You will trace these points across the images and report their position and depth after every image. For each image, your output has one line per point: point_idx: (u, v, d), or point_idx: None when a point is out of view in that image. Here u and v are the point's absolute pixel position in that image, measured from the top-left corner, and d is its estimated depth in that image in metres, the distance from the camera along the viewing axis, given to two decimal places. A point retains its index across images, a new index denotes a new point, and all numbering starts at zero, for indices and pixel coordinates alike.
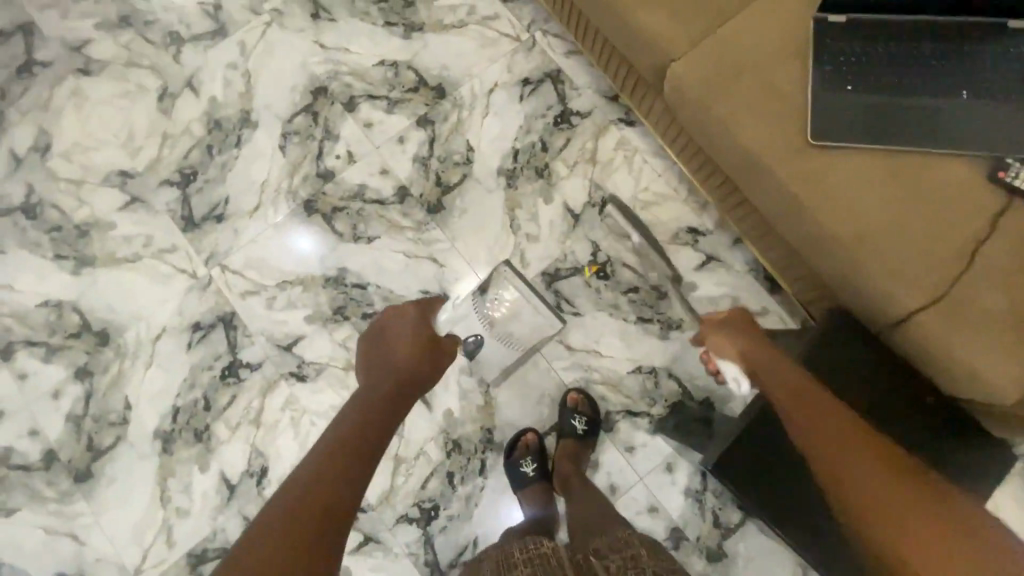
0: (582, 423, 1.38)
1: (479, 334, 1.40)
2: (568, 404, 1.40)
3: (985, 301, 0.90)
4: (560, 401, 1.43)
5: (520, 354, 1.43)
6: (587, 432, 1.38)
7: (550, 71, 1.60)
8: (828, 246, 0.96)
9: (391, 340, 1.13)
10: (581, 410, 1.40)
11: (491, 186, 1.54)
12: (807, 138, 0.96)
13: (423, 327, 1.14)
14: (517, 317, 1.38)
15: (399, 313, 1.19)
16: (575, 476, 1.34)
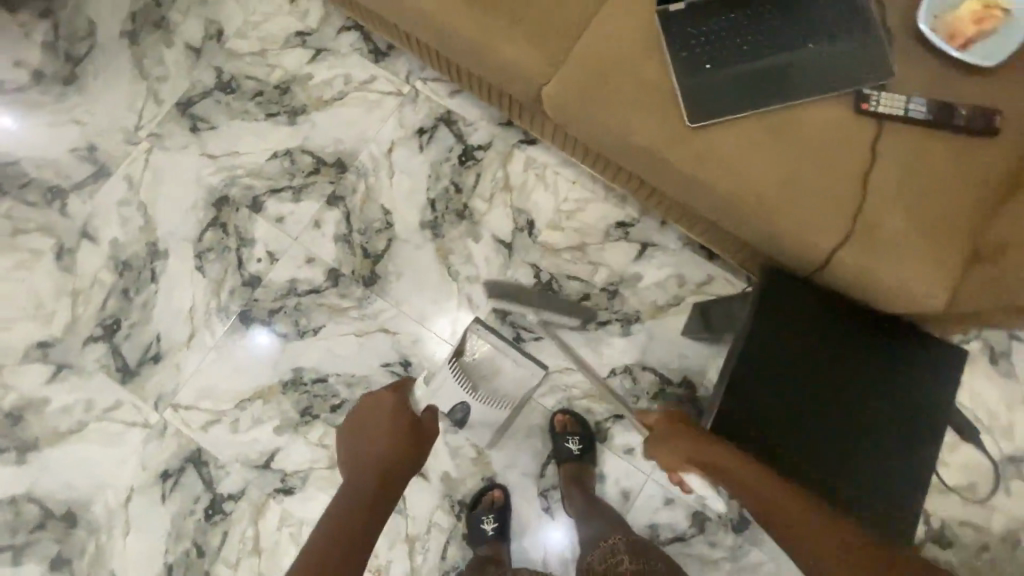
0: (576, 444, 1.37)
1: (465, 401, 1.36)
2: (557, 428, 1.39)
3: (891, 222, 0.94)
4: (549, 428, 1.42)
5: (509, 414, 1.38)
6: (583, 451, 1.37)
7: (440, 114, 1.61)
8: (737, 213, 1.00)
9: (375, 426, 1.12)
10: (571, 431, 1.39)
11: (418, 242, 1.54)
12: (686, 121, 1.00)
13: (400, 411, 1.12)
14: (497, 373, 1.37)
15: (376, 399, 1.17)
16: (581, 499, 1.33)
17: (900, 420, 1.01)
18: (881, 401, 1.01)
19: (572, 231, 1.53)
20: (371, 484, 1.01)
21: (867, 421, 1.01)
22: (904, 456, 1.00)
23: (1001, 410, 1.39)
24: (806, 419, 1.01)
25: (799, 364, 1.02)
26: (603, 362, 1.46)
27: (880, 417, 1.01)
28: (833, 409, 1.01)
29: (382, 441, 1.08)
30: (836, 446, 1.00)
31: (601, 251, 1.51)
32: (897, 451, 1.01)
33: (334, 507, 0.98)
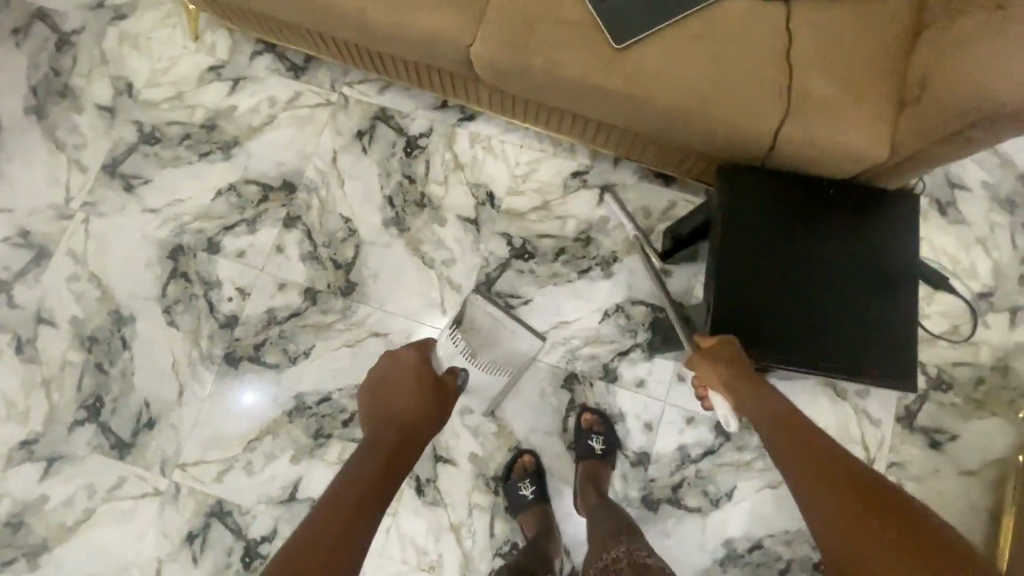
0: (599, 442, 1.38)
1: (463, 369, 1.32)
2: (582, 425, 1.40)
3: (820, 90, 1.00)
4: (573, 424, 1.43)
5: (508, 380, 1.38)
6: (606, 451, 1.37)
7: (375, 114, 1.62)
8: (682, 119, 1.04)
9: (396, 379, 1.06)
10: (596, 429, 1.39)
11: (385, 240, 1.53)
12: (612, 46, 1.03)
13: (428, 367, 1.08)
14: (498, 343, 1.34)
15: (399, 353, 1.11)
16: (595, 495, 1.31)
17: (880, 273, 1.04)
18: (857, 261, 1.04)
19: (531, 192, 1.56)
20: (393, 441, 0.97)
21: (848, 282, 1.03)
22: (891, 306, 1.02)
23: (953, 254, 1.51)
24: (794, 295, 1.02)
25: (775, 244, 1.04)
26: (594, 307, 1.48)
27: (861, 276, 1.03)
28: (815, 278, 1.03)
29: (407, 396, 1.04)
30: (828, 313, 1.02)
31: (564, 205, 1.55)
32: (885, 304, 1.03)
33: (351, 461, 0.95)
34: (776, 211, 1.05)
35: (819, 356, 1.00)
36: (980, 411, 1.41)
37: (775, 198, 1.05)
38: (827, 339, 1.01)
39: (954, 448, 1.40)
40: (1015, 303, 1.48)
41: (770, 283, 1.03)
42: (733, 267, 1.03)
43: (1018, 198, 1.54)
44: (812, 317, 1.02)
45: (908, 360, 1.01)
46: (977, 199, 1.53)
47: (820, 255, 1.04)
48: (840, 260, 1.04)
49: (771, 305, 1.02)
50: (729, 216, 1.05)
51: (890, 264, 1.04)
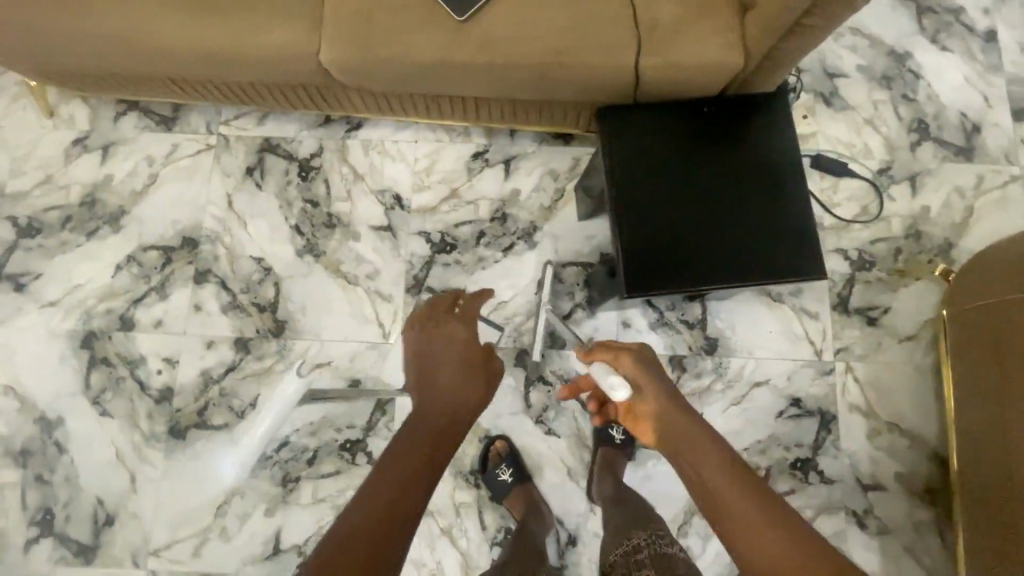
0: (620, 433, 1.36)
1: None
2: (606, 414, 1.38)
3: (666, 14, 1.00)
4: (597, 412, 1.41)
5: None
6: (625, 442, 1.36)
7: (260, 146, 1.56)
8: (546, 74, 1.03)
9: (444, 355, 0.91)
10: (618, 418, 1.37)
11: (304, 270, 1.49)
12: (457, 20, 1.02)
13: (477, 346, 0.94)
14: None
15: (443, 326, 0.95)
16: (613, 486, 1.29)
17: (766, 174, 1.06)
18: (744, 173, 1.06)
19: (437, 184, 1.54)
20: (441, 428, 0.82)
21: (740, 195, 1.05)
22: (783, 202, 1.05)
23: (847, 140, 1.57)
24: (692, 218, 1.04)
25: (663, 175, 1.05)
26: (527, 281, 1.48)
27: (751, 187, 1.06)
28: (709, 196, 1.05)
29: (458, 373, 0.89)
30: (728, 226, 1.04)
31: (472, 188, 1.53)
32: (777, 206, 1.05)
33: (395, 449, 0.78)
34: (658, 143, 1.06)
35: (730, 270, 1.02)
36: (904, 280, 1.48)
37: (653, 131, 1.07)
38: (734, 254, 1.03)
39: (889, 319, 1.46)
40: (912, 170, 1.55)
41: (669, 213, 1.04)
42: (630, 208, 1.04)
43: (892, 73, 1.60)
44: (715, 237, 1.04)
45: (811, 250, 1.04)
46: (856, 83, 1.60)
47: (708, 176, 1.06)
48: (726, 171, 1.06)
49: (673, 232, 1.03)
50: (614, 161, 1.06)
51: (772, 162, 1.07)
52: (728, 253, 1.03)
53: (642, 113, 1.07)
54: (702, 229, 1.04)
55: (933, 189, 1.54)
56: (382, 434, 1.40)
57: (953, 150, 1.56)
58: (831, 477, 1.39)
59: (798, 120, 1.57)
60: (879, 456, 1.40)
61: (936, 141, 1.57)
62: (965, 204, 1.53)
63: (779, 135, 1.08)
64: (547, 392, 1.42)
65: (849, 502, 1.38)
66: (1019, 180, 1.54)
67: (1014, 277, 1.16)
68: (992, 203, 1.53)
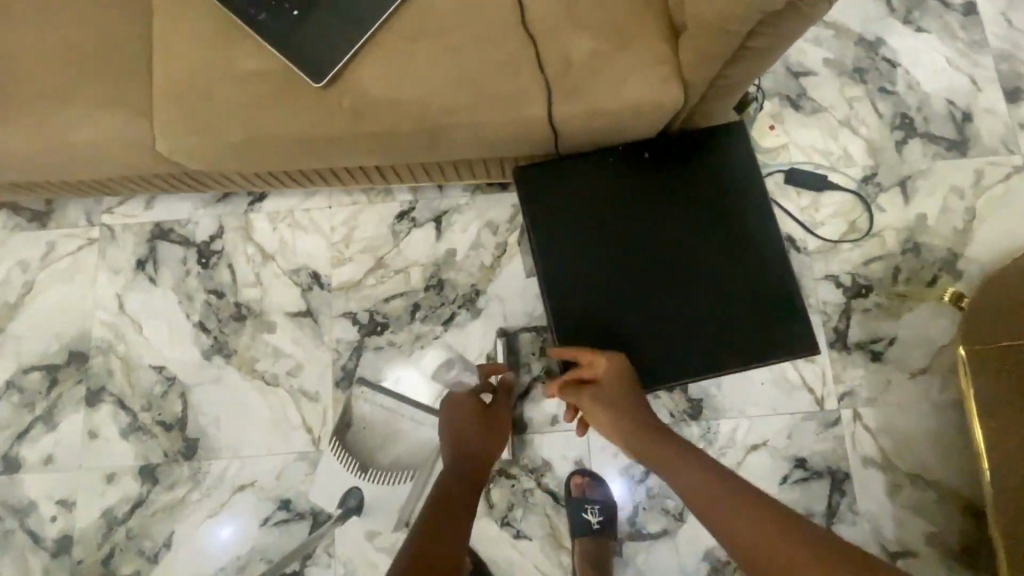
0: (595, 514, 1.16)
1: (355, 483, 1.20)
2: (575, 494, 1.18)
3: (579, 47, 0.78)
4: (564, 492, 1.21)
5: (414, 483, 1.20)
6: (603, 526, 1.16)
7: (150, 234, 1.34)
8: (439, 139, 0.82)
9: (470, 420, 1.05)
10: (591, 497, 1.18)
11: (213, 375, 1.27)
12: (315, 84, 0.80)
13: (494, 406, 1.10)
14: (390, 440, 1.23)
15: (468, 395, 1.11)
16: None
17: (736, 236, 0.89)
18: (705, 233, 0.90)
19: (359, 255, 1.32)
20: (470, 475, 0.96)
21: (704, 260, 0.89)
22: (756, 261, 0.89)
23: (823, 147, 1.37)
24: (653, 296, 0.88)
25: (613, 245, 0.90)
26: (474, 356, 1.27)
27: (714, 250, 0.89)
28: (669, 268, 0.89)
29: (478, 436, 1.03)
30: (695, 303, 0.88)
31: (400, 255, 1.32)
32: (751, 265, 0.88)
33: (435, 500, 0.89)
34: (597, 211, 0.91)
35: (700, 356, 0.87)
36: (907, 303, 1.28)
37: (590, 197, 0.91)
38: (702, 333, 0.88)
39: (896, 352, 1.26)
40: (900, 174, 1.35)
41: (618, 295, 0.89)
42: (575, 290, 0.90)
43: (864, 65, 1.40)
44: (678, 316, 0.88)
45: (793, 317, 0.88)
46: (825, 80, 1.39)
47: (661, 243, 0.90)
48: (684, 231, 0.89)
49: (629, 317, 0.89)
50: (553, 231, 0.91)
51: (740, 221, 0.90)
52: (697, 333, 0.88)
53: (574, 178, 0.91)
54: (661, 308, 0.89)
55: (927, 193, 1.34)
56: (323, 563, 1.18)
57: (944, 145, 1.36)
58: None
59: (765, 131, 1.37)
60: (903, 515, 1.20)
61: (923, 138, 1.37)
62: (965, 206, 1.33)
63: (738, 183, 0.91)
64: (511, 488, 1.22)
65: None
66: (1022, 172, 1.34)
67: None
68: (995, 201, 1.33)
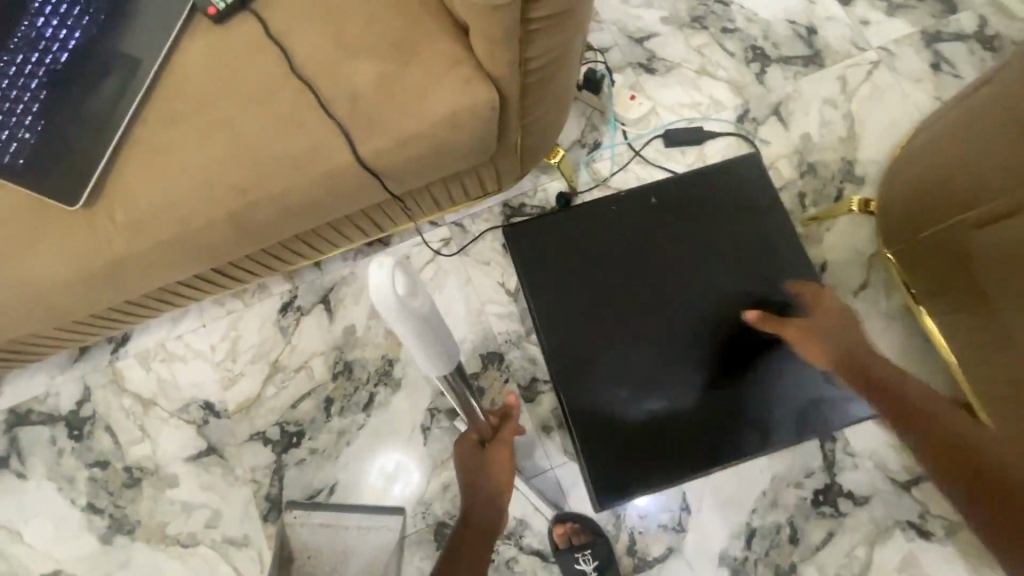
0: (589, 560, 1.03)
1: None
2: (561, 547, 1.04)
3: (365, 78, 0.69)
4: (550, 547, 1.06)
5: None
6: (601, 569, 1.03)
7: (6, 424, 1.15)
8: (249, 218, 0.71)
9: (478, 467, 0.93)
10: (580, 545, 1.04)
11: (120, 559, 1.08)
12: (75, 206, 0.67)
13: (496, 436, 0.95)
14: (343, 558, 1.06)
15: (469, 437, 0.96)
16: None
17: (718, 254, 1.03)
18: (688, 275, 1.02)
19: (250, 365, 1.17)
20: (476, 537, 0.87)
21: (688, 298, 1.01)
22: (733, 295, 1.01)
23: (690, 101, 1.32)
24: (662, 324, 1.00)
25: (617, 288, 1.02)
26: (408, 433, 1.13)
27: (690, 288, 1.01)
28: (666, 298, 1.01)
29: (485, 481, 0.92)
30: (690, 330, 1.00)
31: (295, 351, 1.17)
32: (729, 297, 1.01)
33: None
34: (587, 275, 1.04)
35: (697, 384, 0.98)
36: (825, 224, 1.23)
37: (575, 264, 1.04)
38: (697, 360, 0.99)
39: (831, 277, 1.20)
40: (771, 103, 1.32)
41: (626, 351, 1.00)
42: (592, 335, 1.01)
43: (700, 12, 1.38)
44: (678, 351, 0.99)
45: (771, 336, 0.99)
46: (670, 37, 1.36)
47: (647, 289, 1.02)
48: (667, 279, 1.02)
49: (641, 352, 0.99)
50: (560, 291, 1.03)
51: (715, 263, 1.02)
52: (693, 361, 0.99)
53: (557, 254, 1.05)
54: (660, 349, 1.00)
55: (802, 113, 1.32)
56: None
57: (802, 63, 1.35)
58: (864, 495, 1.09)
59: (627, 103, 1.30)
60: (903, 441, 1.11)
61: (779, 63, 1.35)
62: (842, 114, 1.31)
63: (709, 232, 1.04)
64: (492, 564, 1.06)
65: (899, 514, 1.08)
66: (881, 65, 1.34)
67: (967, 171, 0.87)
68: (867, 101, 1.32)
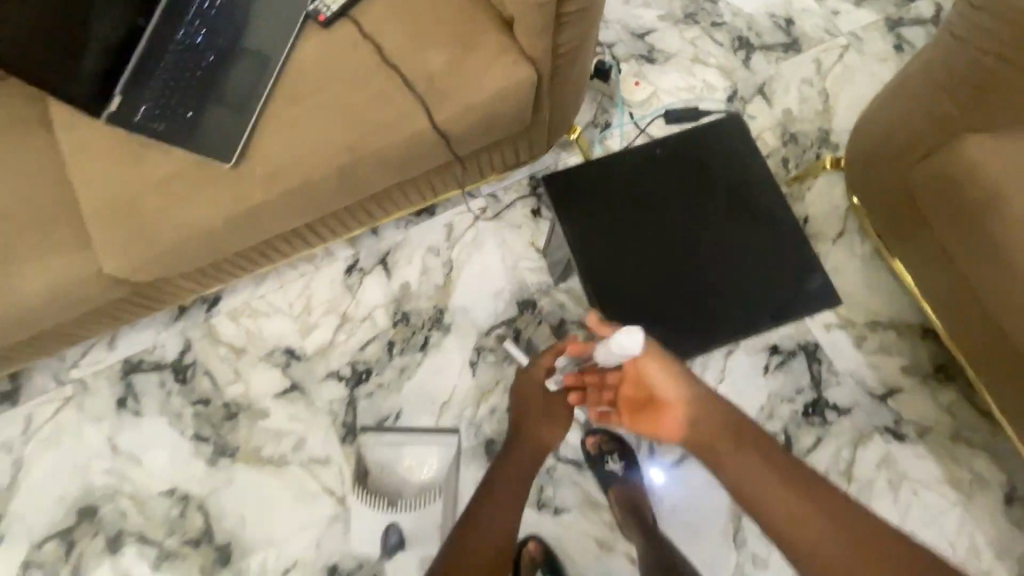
0: (617, 461, 1.24)
1: (393, 521, 1.23)
2: (593, 451, 1.25)
3: (438, 62, 0.92)
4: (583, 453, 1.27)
5: (449, 504, 1.24)
6: (627, 468, 1.23)
7: (122, 371, 1.37)
8: (353, 173, 0.94)
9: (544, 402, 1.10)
10: (609, 449, 1.25)
11: (224, 478, 1.30)
12: (227, 165, 0.90)
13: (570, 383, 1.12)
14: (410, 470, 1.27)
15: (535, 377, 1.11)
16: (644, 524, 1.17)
17: (729, 198, 1.04)
18: (702, 216, 1.03)
19: (324, 317, 1.39)
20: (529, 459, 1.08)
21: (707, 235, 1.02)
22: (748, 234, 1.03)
23: (686, 85, 1.54)
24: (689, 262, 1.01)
25: (639, 234, 1.02)
26: (460, 367, 1.34)
27: (707, 230, 1.03)
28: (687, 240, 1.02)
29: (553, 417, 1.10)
30: (713, 268, 1.01)
31: (360, 305, 1.39)
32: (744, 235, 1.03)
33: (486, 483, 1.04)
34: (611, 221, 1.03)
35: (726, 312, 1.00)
36: (806, 183, 1.44)
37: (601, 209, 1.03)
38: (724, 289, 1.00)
39: (813, 227, 1.41)
40: (756, 84, 1.54)
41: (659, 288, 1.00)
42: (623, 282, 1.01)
43: (692, 9, 1.60)
44: (704, 282, 1.01)
45: (790, 264, 1.02)
46: (666, 32, 1.58)
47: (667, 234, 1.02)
48: (685, 223, 1.03)
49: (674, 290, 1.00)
50: (590, 238, 1.02)
51: (729, 202, 1.04)
52: (718, 295, 1.00)
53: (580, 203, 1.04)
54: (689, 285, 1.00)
55: (784, 92, 1.53)
56: None
57: (781, 50, 1.57)
58: (847, 406, 1.29)
59: (633, 88, 1.54)
60: (878, 360, 1.31)
61: (762, 50, 1.57)
62: (818, 91, 1.53)
63: (715, 177, 1.05)
64: None
65: (876, 421, 1.28)
66: (851, 48, 1.56)
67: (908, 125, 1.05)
68: (840, 79, 1.53)
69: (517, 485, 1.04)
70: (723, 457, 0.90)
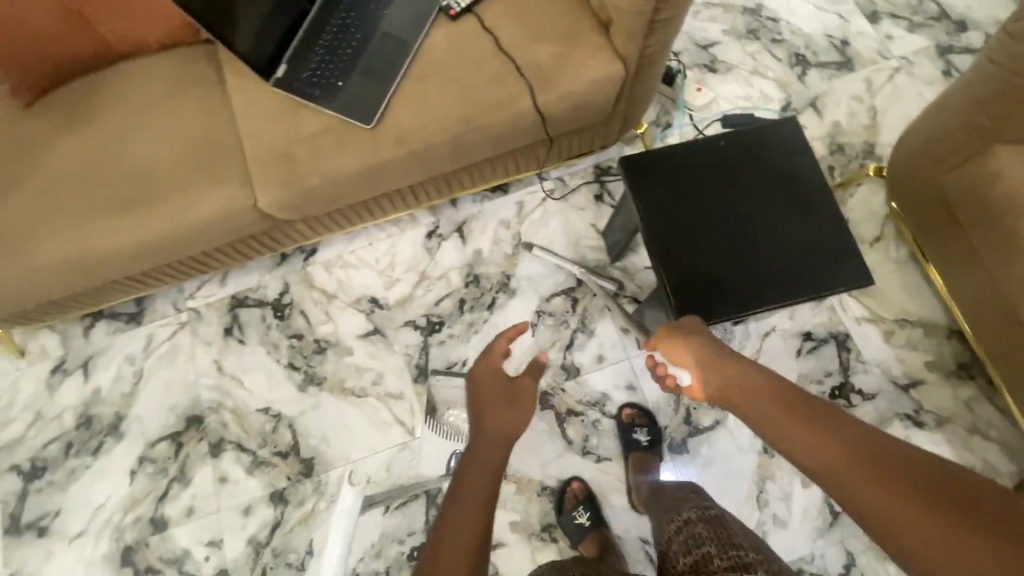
0: (644, 434, 1.38)
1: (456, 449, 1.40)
2: (625, 421, 1.40)
3: (545, 54, 1.10)
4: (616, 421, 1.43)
5: None
6: (653, 442, 1.38)
7: (230, 304, 1.59)
8: (464, 142, 1.12)
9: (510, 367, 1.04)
10: (639, 423, 1.40)
11: (312, 402, 1.50)
12: (364, 126, 1.10)
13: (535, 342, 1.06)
14: None
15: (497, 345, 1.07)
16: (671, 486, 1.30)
17: (781, 185, 1.19)
18: (756, 200, 1.19)
19: (405, 273, 1.58)
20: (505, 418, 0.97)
21: (761, 215, 1.17)
22: (797, 217, 1.17)
23: (744, 94, 1.70)
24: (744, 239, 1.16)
25: (700, 213, 1.18)
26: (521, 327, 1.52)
27: (761, 211, 1.18)
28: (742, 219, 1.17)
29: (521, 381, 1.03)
30: (766, 244, 1.15)
31: (437, 265, 1.58)
32: (794, 219, 1.17)
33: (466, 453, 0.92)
34: (676, 200, 1.19)
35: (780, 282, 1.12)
36: (849, 190, 1.57)
37: (668, 190, 1.19)
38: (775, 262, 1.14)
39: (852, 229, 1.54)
40: (809, 97, 1.68)
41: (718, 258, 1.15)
42: (685, 251, 1.16)
43: (754, 26, 1.76)
44: (758, 257, 1.14)
45: (836, 246, 1.15)
46: (729, 44, 1.74)
47: (724, 213, 1.18)
48: (740, 204, 1.18)
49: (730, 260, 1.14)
50: (657, 215, 1.18)
51: (780, 189, 1.19)
52: (771, 267, 1.14)
53: (651, 184, 1.21)
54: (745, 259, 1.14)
55: (835, 106, 1.67)
56: None
57: (835, 68, 1.70)
58: (872, 392, 1.41)
59: (695, 93, 1.70)
60: (904, 353, 1.43)
61: (817, 67, 1.71)
62: (867, 107, 1.66)
63: (768, 167, 1.21)
64: (581, 422, 1.44)
65: (897, 408, 1.40)
66: (901, 71, 1.68)
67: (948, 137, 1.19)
68: (889, 98, 1.66)
69: (498, 449, 0.93)
70: (782, 423, 0.82)
